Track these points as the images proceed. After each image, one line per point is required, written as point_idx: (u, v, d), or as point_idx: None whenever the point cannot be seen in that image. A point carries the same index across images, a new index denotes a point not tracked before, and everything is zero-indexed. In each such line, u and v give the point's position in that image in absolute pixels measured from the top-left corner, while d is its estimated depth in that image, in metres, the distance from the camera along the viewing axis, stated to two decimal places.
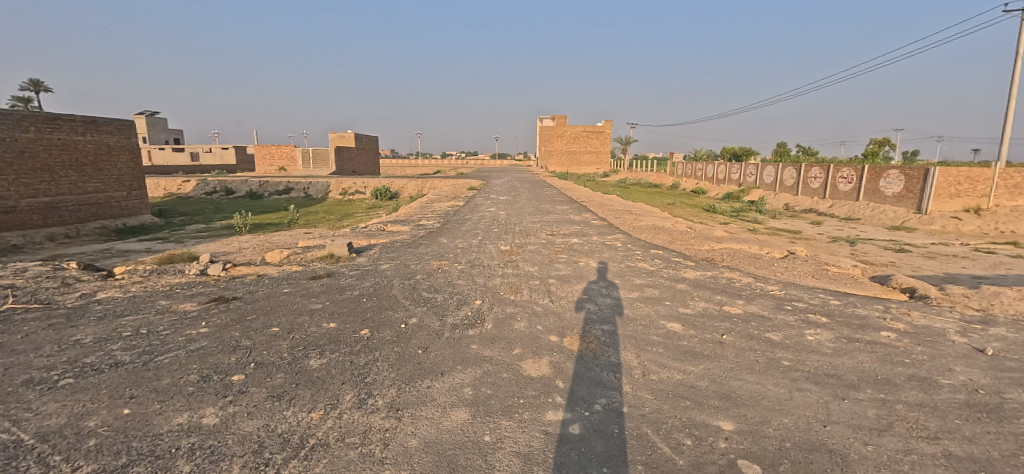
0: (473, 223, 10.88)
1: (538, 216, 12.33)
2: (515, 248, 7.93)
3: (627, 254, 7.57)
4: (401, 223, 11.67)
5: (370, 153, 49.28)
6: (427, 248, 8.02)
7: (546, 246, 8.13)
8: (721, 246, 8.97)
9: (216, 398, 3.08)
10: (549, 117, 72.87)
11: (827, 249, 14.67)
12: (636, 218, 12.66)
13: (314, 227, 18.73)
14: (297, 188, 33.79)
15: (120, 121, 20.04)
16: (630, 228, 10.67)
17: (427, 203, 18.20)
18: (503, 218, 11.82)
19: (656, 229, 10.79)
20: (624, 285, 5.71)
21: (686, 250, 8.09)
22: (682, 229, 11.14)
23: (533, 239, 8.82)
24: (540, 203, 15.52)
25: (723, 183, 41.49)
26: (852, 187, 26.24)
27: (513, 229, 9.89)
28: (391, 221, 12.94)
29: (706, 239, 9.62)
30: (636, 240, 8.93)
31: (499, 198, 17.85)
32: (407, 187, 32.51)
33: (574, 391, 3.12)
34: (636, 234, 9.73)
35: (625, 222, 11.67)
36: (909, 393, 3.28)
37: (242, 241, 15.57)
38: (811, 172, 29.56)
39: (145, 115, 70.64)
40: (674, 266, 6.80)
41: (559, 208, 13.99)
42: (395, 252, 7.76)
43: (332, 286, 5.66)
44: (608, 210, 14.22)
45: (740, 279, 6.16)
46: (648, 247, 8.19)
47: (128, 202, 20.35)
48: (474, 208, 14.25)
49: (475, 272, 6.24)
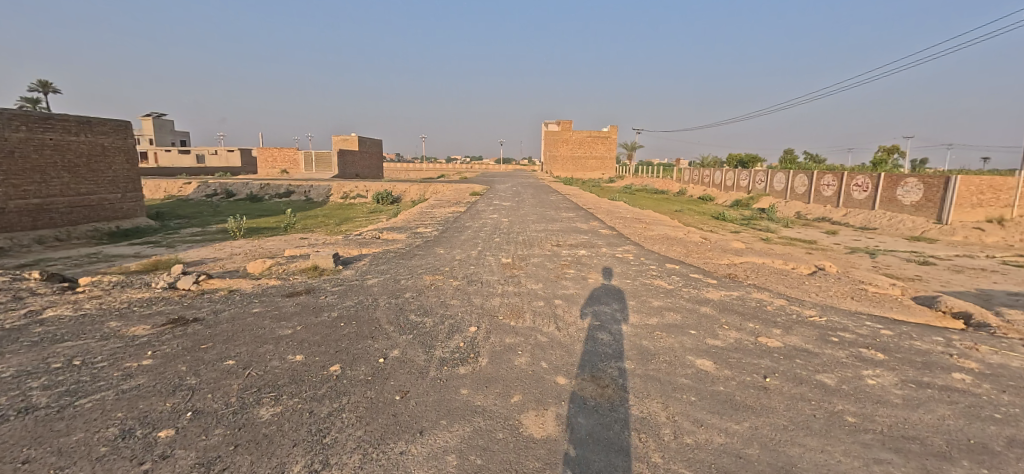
0: (473, 232, 10.23)
1: (543, 224, 11.66)
2: (517, 261, 7.24)
3: (640, 270, 6.86)
4: (397, 231, 11.02)
5: (374, 156, 48.91)
6: (421, 260, 7.35)
7: (551, 259, 7.44)
8: (741, 259, 8.23)
9: (129, 467, 2.41)
10: (555, 123, 72.44)
11: (848, 262, 13.88)
12: (647, 227, 11.96)
13: (311, 232, 18.16)
14: (298, 191, 33.28)
15: (115, 121, 19.59)
16: (641, 239, 9.96)
17: (428, 208, 17.61)
18: (506, 226, 11.14)
19: (669, 239, 10.07)
20: (640, 307, 5.01)
21: (705, 265, 7.37)
22: (696, 240, 10.43)
23: (537, 250, 8.12)
24: (545, 210, 14.86)
25: (731, 190, 40.65)
26: (867, 195, 25.37)
27: (516, 239, 9.21)
28: (388, 228, 12.31)
29: (724, 252, 8.89)
30: (649, 252, 8.22)
31: (502, 204, 17.22)
32: (409, 191, 31.96)
33: (589, 463, 2.42)
34: (647, 245, 9.03)
35: (635, 232, 10.98)
36: (1018, 468, 2.56)
37: (234, 246, 14.99)
38: (824, 180, 28.72)
39: (151, 118, 70.95)
40: (695, 284, 6.09)
41: (564, 216, 13.32)
42: (387, 264, 7.09)
43: (309, 306, 4.97)
44: (616, 218, 13.51)
45: (771, 302, 5.43)
46: (663, 261, 7.49)
47: (122, 205, 19.78)
48: (474, 215, 13.57)
49: (472, 290, 5.55)
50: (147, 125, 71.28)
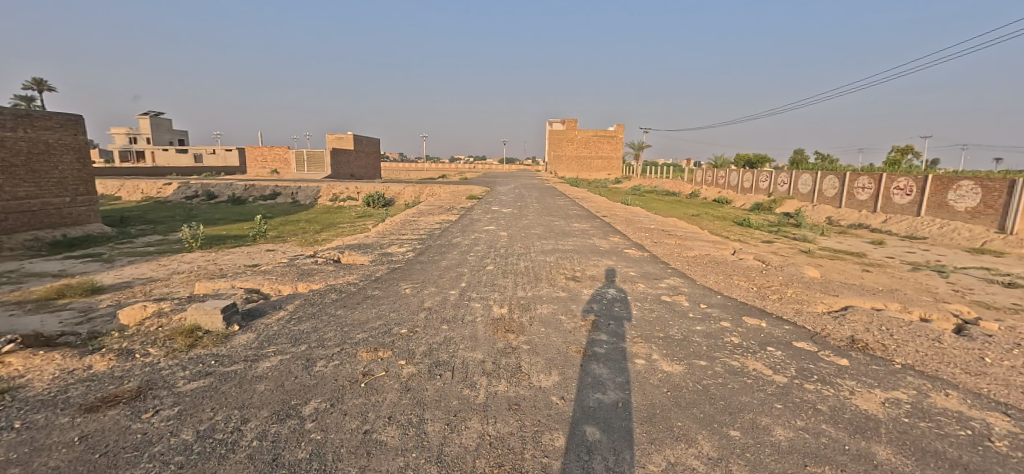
0: (457, 254, 7.67)
1: (551, 241, 9.18)
2: (518, 312, 4.73)
3: (710, 332, 4.33)
4: (360, 250, 8.47)
5: (370, 156, 46.70)
6: (370, 309, 4.82)
7: (568, 307, 4.90)
8: (842, 303, 5.68)
9: None
10: (560, 122, 70.30)
11: (923, 286, 11.30)
12: (682, 244, 9.46)
13: (283, 242, 15.87)
14: (284, 192, 30.87)
15: (62, 115, 17.24)
16: (683, 264, 7.45)
17: (415, 215, 15.21)
18: (504, 244, 8.65)
19: (721, 266, 7.46)
20: (762, 455, 2.49)
21: (803, 321, 4.83)
22: (755, 265, 7.82)
23: (545, 289, 5.59)
24: (552, 220, 12.37)
25: (749, 192, 37.87)
26: (911, 200, 22.64)
27: (516, 267, 6.73)
28: (357, 243, 9.86)
29: (808, 287, 6.33)
30: (708, 293, 5.64)
31: (500, 210, 14.77)
32: (403, 194, 29.49)
33: None
34: (698, 277, 6.50)
35: (670, 253, 8.42)
36: None
37: (182, 262, 12.60)
38: (858, 181, 26.00)
39: (147, 116, 69.29)
40: (819, 372, 3.57)
41: (576, 229, 10.71)
42: (316, 318, 4.59)
43: (89, 454, 2.48)
44: (640, 231, 11.00)
45: (992, 429, 2.89)
46: (738, 312, 4.93)
47: (71, 210, 17.39)
48: (466, 226, 10.98)
49: (433, 396, 3.04)
50: (144, 124, 69.88)
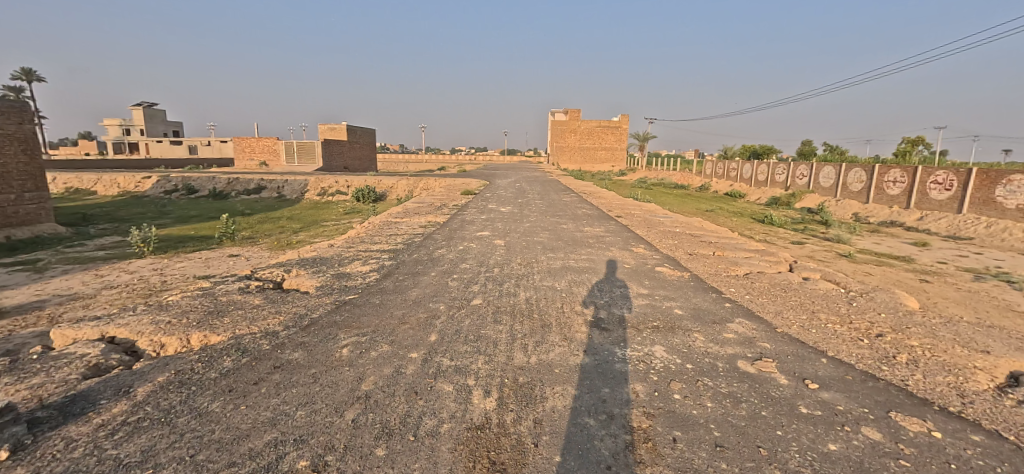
0: (434, 278, 5.68)
1: (558, 253, 7.21)
2: (512, 409, 2.78)
3: (863, 464, 2.38)
4: (311, 267, 6.49)
5: (365, 147, 44.75)
6: (265, 402, 2.90)
7: (597, 394, 2.96)
8: (1011, 373, 3.70)
9: None
10: (563, 112, 68.05)
11: (1008, 304, 9.29)
12: (724, 258, 7.48)
13: (251, 245, 13.98)
14: (270, 187, 28.94)
15: (3, 101, 15.27)
16: (742, 292, 5.47)
17: (401, 213, 13.30)
18: (498, 260, 6.68)
19: (792, 296, 5.47)
20: None
21: (992, 424, 2.88)
22: (834, 292, 5.82)
23: (555, 349, 3.61)
24: (559, 222, 10.40)
25: (764, 185, 35.74)
26: (950, 195, 20.55)
27: (515, 302, 4.76)
28: (317, 253, 7.89)
29: (935, 338, 4.34)
30: (805, 355, 3.68)
31: (498, 209, 12.84)
32: (395, 188, 27.49)
33: None
34: (775, 320, 4.52)
35: (716, 272, 6.43)
36: None
37: (122, 273, 10.71)
38: (889, 174, 23.85)
39: (141, 107, 67.46)
40: None
41: (588, 236, 8.68)
42: (163, 425, 2.67)
43: None
44: (667, 238, 9.01)
45: None
46: (879, 406, 2.96)
47: (18, 208, 15.49)
48: (455, 232, 8.97)
49: None
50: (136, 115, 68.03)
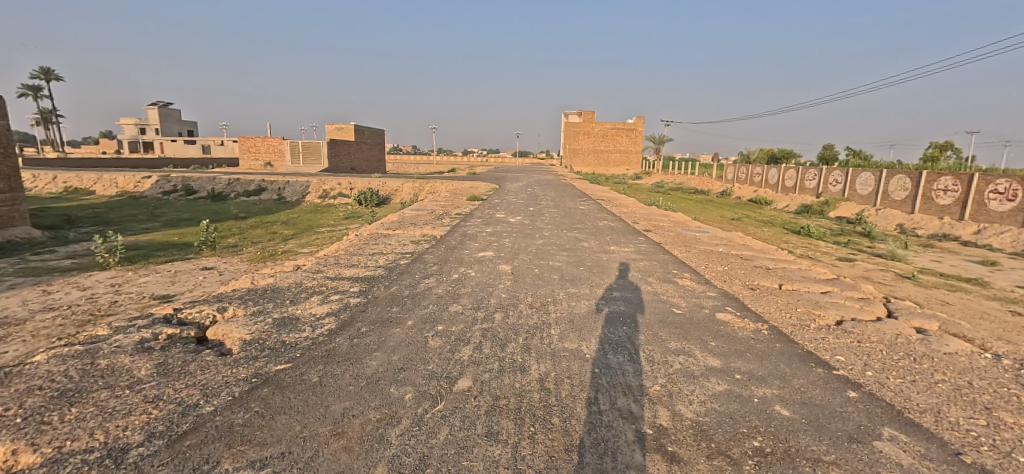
0: (407, 332, 3.99)
1: (581, 288, 5.47)
2: None
3: None
4: (254, 305, 4.88)
5: (373, 148, 43.52)
6: None
7: None
8: None
9: None
10: (578, 114, 66.30)
11: None
12: (800, 296, 5.64)
13: (232, 255, 12.57)
14: (271, 188, 27.75)
15: None
16: (860, 366, 3.67)
17: (397, 223, 11.72)
18: (501, 300, 4.96)
19: (938, 373, 3.65)
20: None
21: None
22: (989, 364, 3.98)
23: None
24: (578, 239, 8.66)
25: (793, 191, 33.56)
26: (1014, 206, 18.31)
27: (523, 387, 3.04)
28: (276, 277, 6.30)
29: None
30: None
31: (506, 220, 11.17)
32: (400, 191, 26.05)
33: None
34: (949, 435, 2.74)
35: (801, 323, 4.65)
36: None
37: (73, 291, 9.30)
38: (939, 181, 21.61)
39: (156, 107, 67.44)
40: None
41: (616, 260, 6.94)
42: None
43: None
44: (714, 263, 7.23)
45: None
46: None
47: None
48: (451, 253, 7.30)
49: None
50: (151, 116, 68.00)
